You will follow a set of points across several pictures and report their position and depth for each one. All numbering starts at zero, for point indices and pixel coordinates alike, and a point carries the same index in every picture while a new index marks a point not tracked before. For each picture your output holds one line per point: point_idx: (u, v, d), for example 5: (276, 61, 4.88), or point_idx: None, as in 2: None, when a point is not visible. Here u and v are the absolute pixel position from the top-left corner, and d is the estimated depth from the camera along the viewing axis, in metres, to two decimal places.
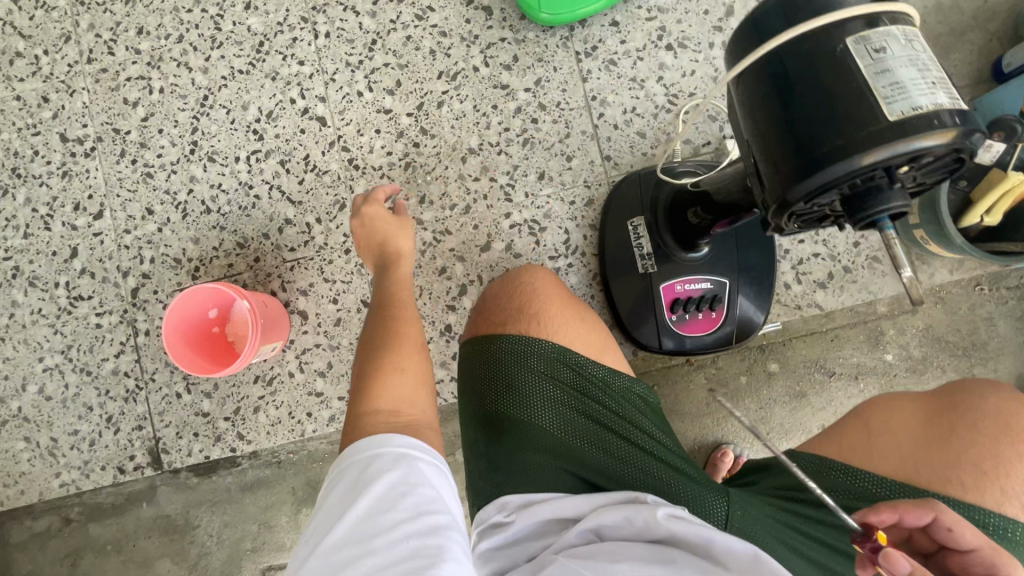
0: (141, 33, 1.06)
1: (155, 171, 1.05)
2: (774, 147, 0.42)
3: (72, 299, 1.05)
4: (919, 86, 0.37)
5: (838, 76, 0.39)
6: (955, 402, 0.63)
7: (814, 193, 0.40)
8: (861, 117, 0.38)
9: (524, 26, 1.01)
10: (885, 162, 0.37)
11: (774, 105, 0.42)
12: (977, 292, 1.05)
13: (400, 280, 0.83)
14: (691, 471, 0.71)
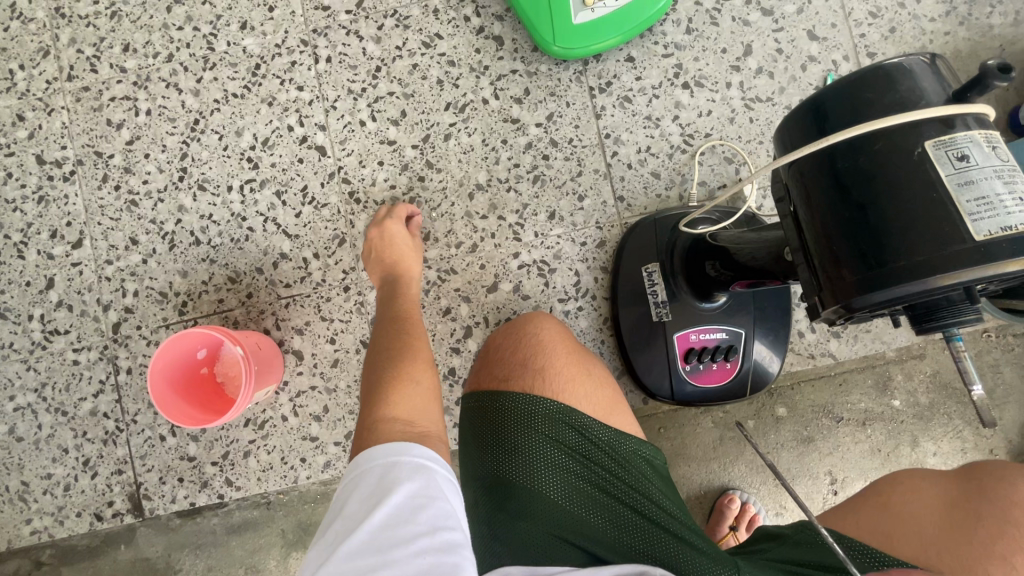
0: (127, 50, 0.99)
1: (140, 198, 0.98)
2: (837, 244, 0.39)
3: (47, 334, 0.98)
4: (1007, 203, 0.34)
5: (915, 185, 0.36)
6: (991, 486, 0.58)
7: (882, 303, 0.38)
8: (943, 231, 0.35)
9: (536, 58, 0.97)
10: (964, 285, 0.35)
11: (837, 198, 0.40)
12: (984, 338, 1.05)
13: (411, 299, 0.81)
14: (698, 541, 0.66)
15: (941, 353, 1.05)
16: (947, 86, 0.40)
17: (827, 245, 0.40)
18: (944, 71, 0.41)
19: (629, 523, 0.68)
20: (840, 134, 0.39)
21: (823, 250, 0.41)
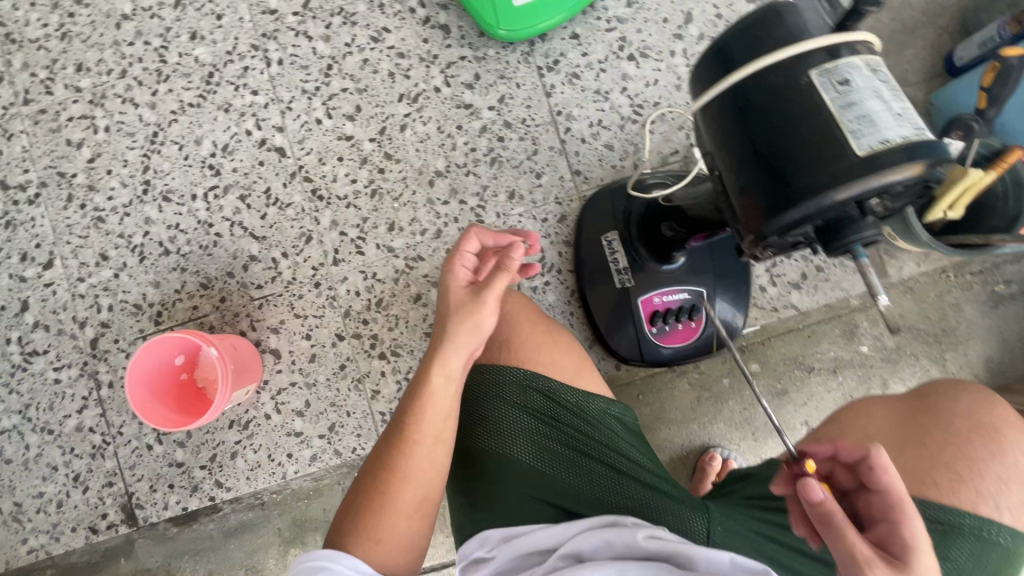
0: (80, 70, 1.01)
1: (107, 215, 1.00)
2: (746, 178, 0.42)
3: (27, 355, 0.99)
4: (887, 119, 0.37)
5: (805, 111, 0.39)
6: (934, 402, 0.61)
7: (789, 226, 0.40)
8: (831, 151, 0.37)
9: (483, 43, 0.99)
10: (863, 195, 0.37)
11: (742, 135, 0.42)
12: (943, 279, 1.08)
13: (426, 404, 0.66)
14: (667, 487, 0.69)
15: (903, 297, 1.08)
16: (832, 20, 0.42)
17: (740, 181, 0.43)
18: (833, 8, 0.43)
19: (602, 478, 0.69)
20: (738, 73, 0.42)
21: (738, 187, 0.43)
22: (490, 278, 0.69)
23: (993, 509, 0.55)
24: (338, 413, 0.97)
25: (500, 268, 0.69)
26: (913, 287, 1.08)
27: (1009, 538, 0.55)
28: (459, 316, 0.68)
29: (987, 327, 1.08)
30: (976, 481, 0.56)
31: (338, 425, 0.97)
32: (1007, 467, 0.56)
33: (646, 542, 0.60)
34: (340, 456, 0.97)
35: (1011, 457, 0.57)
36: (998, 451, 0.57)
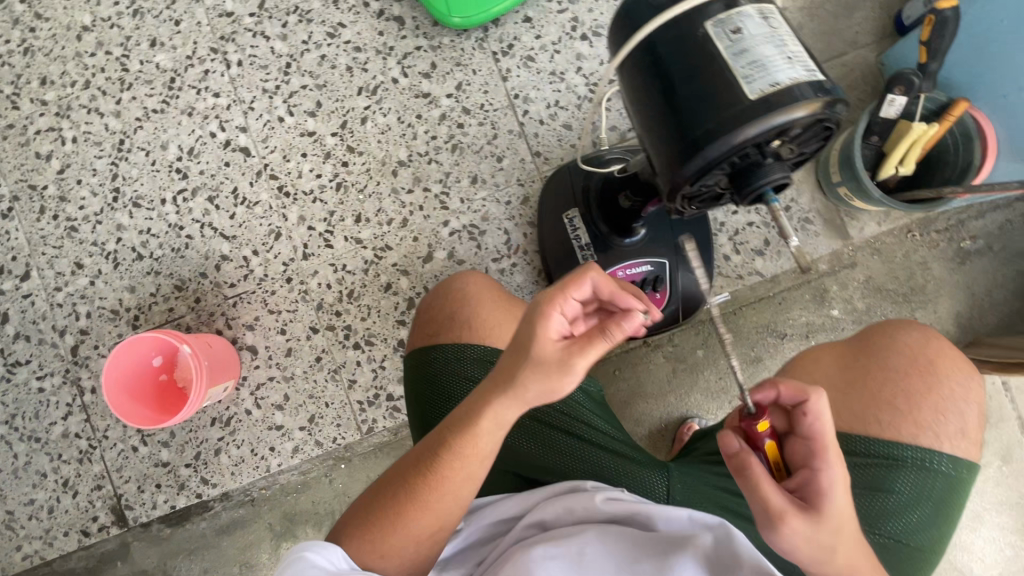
0: (45, 84, 1.02)
1: (79, 224, 1.01)
2: (657, 131, 0.43)
3: (10, 366, 1.01)
4: (778, 62, 0.38)
5: (703, 61, 0.40)
6: (875, 343, 0.63)
7: (697, 174, 0.42)
8: (726, 98, 0.39)
9: (437, 32, 1.01)
10: (760, 136, 0.39)
11: (652, 90, 0.43)
12: (909, 238, 1.09)
13: (466, 452, 0.60)
14: (630, 452, 0.71)
15: (870, 258, 1.09)
16: None
17: (652, 136, 0.44)
18: None
19: (564, 447, 0.71)
20: (642, 28, 0.43)
21: (651, 141, 0.45)
22: (587, 342, 0.55)
23: (933, 439, 0.58)
24: (317, 405, 0.99)
25: (603, 333, 0.55)
26: (880, 248, 1.09)
27: (948, 464, 0.58)
28: (533, 377, 0.57)
29: (955, 284, 1.09)
30: (916, 414, 0.59)
31: (318, 416, 0.99)
32: (944, 398, 0.59)
33: (606, 505, 0.63)
34: (321, 446, 0.99)
35: (948, 388, 0.60)
36: (934, 383, 0.60)
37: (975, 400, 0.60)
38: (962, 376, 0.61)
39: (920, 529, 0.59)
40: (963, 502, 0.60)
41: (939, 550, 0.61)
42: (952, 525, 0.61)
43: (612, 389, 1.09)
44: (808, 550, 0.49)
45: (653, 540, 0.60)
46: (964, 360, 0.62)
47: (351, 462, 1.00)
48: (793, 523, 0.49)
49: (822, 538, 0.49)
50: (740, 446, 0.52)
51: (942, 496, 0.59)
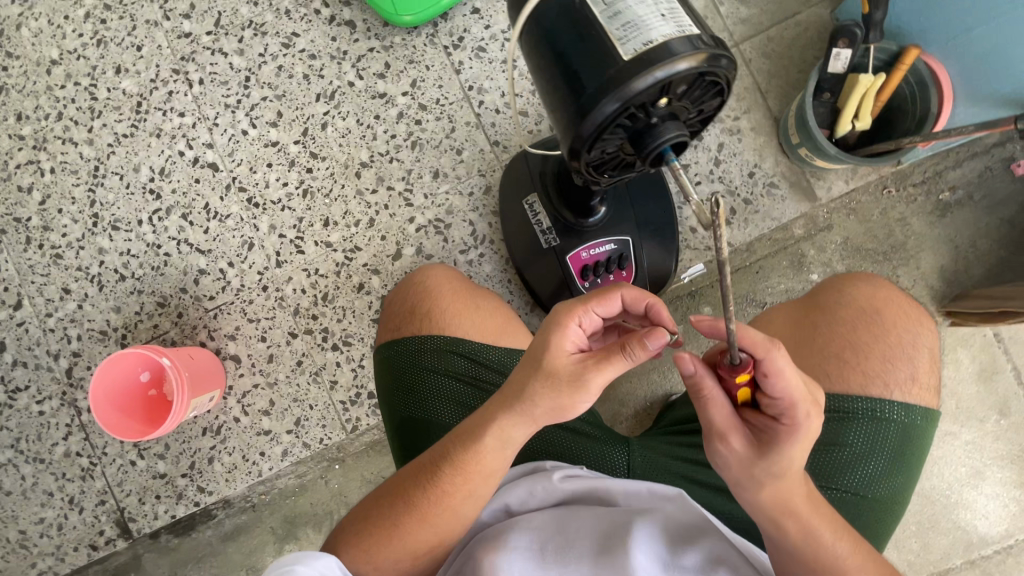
0: (20, 119, 1.06)
1: (64, 250, 1.05)
2: (554, 100, 0.44)
3: (11, 393, 1.05)
4: (655, 19, 0.39)
5: (582, 27, 0.41)
6: (827, 301, 0.67)
7: (590, 140, 0.42)
8: (604, 61, 0.40)
9: (389, 32, 1.02)
10: (642, 92, 0.39)
11: (546, 60, 0.44)
12: (885, 195, 1.07)
13: (481, 459, 0.61)
14: (591, 429, 0.73)
15: (847, 219, 1.06)
16: None
17: (551, 102, 0.45)
18: None
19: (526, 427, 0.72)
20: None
21: (551, 109, 0.45)
22: (604, 356, 0.57)
23: (883, 388, 0.62)
24: (302, 408, 1.02)
25: (622, 349, 0.56)
26: (857, 207, 1.06)
27: (901, 411, 0.61)
28: (549, 388, 0.58)
29: (936, 237, 1.06)
30: (866, 365, 0.62)
31: (304, 418, 1.02)
32: (890, 348, 0.62)
33: (565, 483, 0.66)
34: (310, 447, 1.02)
35: (896, 338, 0.63)
36: (880, 334, 0.63)
37: (925, 347, 0.64)
38: (911, 325, 0.64)
39: (875, 479, 0.62)
40: (923, 449, 0.63)
41: (901, 499, 0.63)
42: (911, 474, 0.63)
43: None
44: (740, 471, 0.55)
45: (612, 516, 0.63)
46: (914, 310, 0.65)
47: (343, 462, 1.03)
48: (728, 444, 0.55)
49: (755, 466, 0.54)
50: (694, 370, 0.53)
51: (895, 444, 0.61)
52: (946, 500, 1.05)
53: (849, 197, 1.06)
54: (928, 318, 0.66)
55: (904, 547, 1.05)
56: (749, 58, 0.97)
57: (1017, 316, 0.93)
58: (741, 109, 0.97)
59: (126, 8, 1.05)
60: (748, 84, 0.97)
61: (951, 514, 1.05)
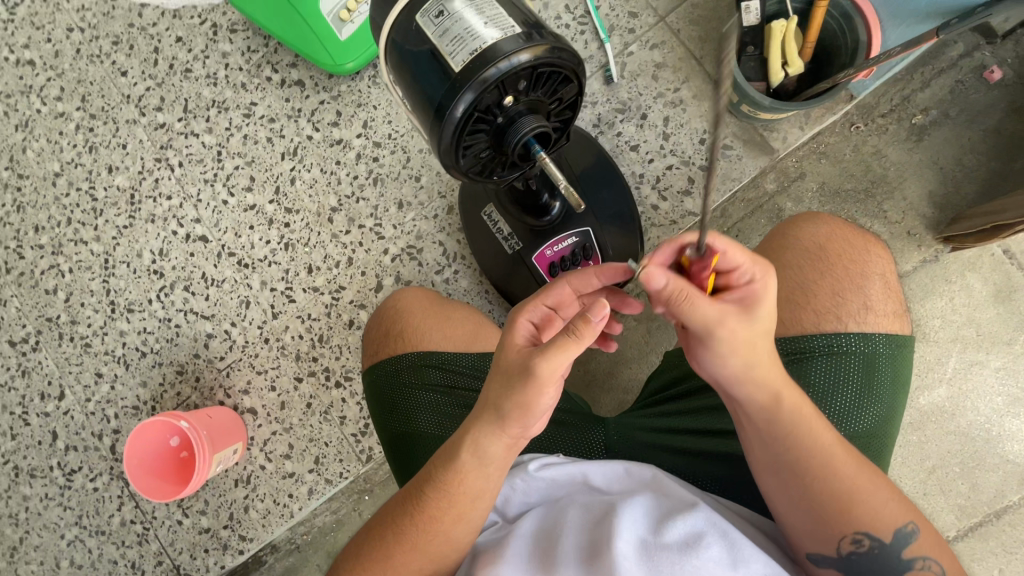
0: (38, 229, 1.16)
1: (91, 339, 1.15)
2: (421, 118, 0.53)
3: (67, 475, 1.14)
4: (472, 35, 0.47)
5: (422, 50, 0.50)
6: (773, 248, 0.71)
7: (455, 145, 0.51)
8: (443, 76, 0.48)
9: (335, 82, 1.08)
10: (478, 96, 0.47)
11: (405, 84, 0.53)
12: (854, 131, 1.03)
13: (459, 477, 0.62)
14: (567, 417, 0.75)
15: (818, 163, 1.03)
16: None
17: (420, 119, 0.54)
18: None
19: None
20: (383, 28, 0.53)
21: (420, 115, 0.53)
22: (548, 345, 0.56)
23: (836, 321, 0.64)
24: (318, 446, 1.07)
25: (567, 334, 0.55)
26: (827, 149, 1.03)
27: (859, 340, 0.64)
28: (505, 393, 0.59)
29: (918, 163, 1.02)
30: (815, 302, 0.66)
31: (322, 456, 1.07)
32: (836, 281, 0.66)
33: (543, 472, 0.68)
34: (333, 483, 1.07)
35: (842, 270, 0.66)
36: (826, 270, 0.67)
37: (874, 274, 0.67)
38: (858, 255, 0.68)
39: (846, 417, 0.63)
40: (892, 378, 0.64)
41: (882, 433, 0.64)
42: (884, 406, 0.64)
43: (592, 364, 1.08)
44: (735, 348, 0.56)
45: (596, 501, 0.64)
46: (859, 241, 0.69)
47: (373, 492, 1.07)
48: (723, 326, 0.54)
49: (748, 337, 0.55)
50: (666, 279, 0.51)
51: (860, 376, 0.63)
52: (989, 434, 0.99)
53: (815, 141, 1.03)
54: (878, 246, 0.69)
55: (953, 491, 0.99)
56: (677, 29, 0.98)
57: (1016, 228, 0.88)
58: (679, 80, 0.98)
59: (107, 113, 1.14)
60: (681, 54, 0.98)
61: (996, 448, 0.99)
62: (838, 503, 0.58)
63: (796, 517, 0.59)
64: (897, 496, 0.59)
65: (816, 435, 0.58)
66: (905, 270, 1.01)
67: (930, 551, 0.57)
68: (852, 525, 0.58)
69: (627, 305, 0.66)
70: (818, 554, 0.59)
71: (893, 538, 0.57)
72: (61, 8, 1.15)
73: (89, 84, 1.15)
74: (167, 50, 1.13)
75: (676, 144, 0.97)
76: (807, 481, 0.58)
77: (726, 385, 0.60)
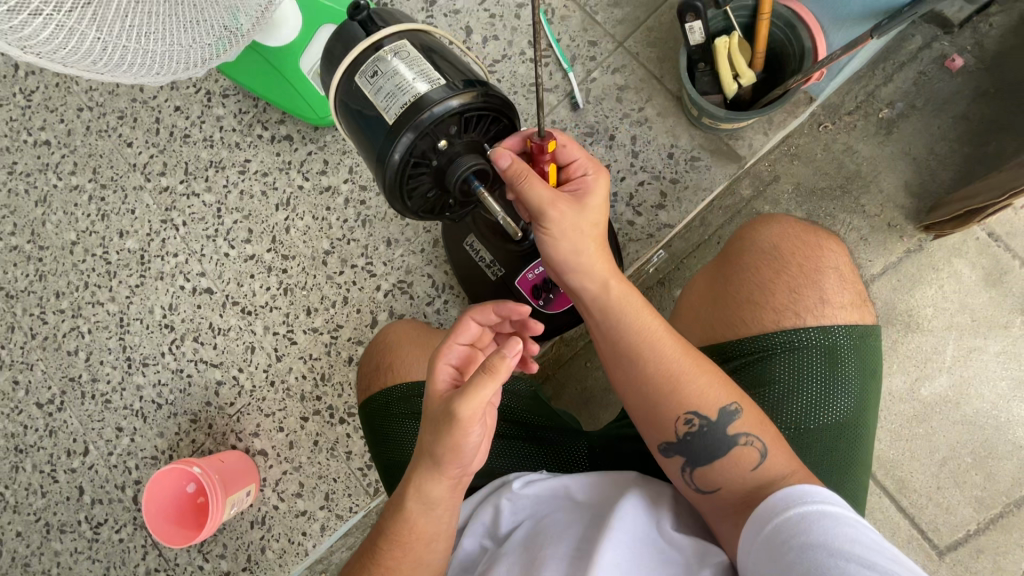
0: (58, 295, 1.23)
1: (110, 395, 1.20)
2: (370, 163, 0.64)
3: (95, 528, 1.19)
4: (400, 92, 0.59)
5: (366, 107, 0.61)
6: (734, 254, 0.78)
7: (401, 184, 0.62)
8: (381, 129, 0.60)
9: (321, 134, 1.16)
10: (409, 142, 0.59)
11: (356, 135, 0.64)
12: (823, 131, 1.04)
13: (409, 525, 0.65)
14: (553, 434, 0.80)
15: (791, 165, 1.05)
16: (365, 30, 0.64)
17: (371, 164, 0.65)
18: (378, 15, 0.65)
19: (496, 446, 0.80)
20: (331, 88, 0.65)
21: (370, 160, 0.64)
22: (463, 388, 0.59)
23: (796, 317, 0.72)
24: (327, 483, 1.11)
25: (482, 373, 0.59)
26: (797, 151, 1.05)
27: (819, 333, 0.71)
28: (435, 439, 0.62)
29: (890, 156, 1.03)
30: (775, 300, 0.73)
31: (331, 492, 1.11)
32: (792, 279, 0.73)
33: (529, 488, 0.72)
34: (344, 517, 1.10)
35: (798, 269, 0.74)
36: (783, 269, 0.74)
37: (828, 269, 0.74)
38: (812, 254, 0.75)
39: (814, 408, 0.70)
40: (856, 365, 0.71)
41: (851, 419, 0.70)
42: (850, 393, 0.70)
43: (588, 382, 1.09)
44: (569, 232, 0.67)
45: (578, 516, 0.68)
46: (813, 238, 0.77)
47: None
48: (559, 207, 0.65)
49: (579, 223, 0.67)
50: (511, 160, 0.62)
51: (825, 367, 0.70)
52: (997, 421, 0.98)
53: (785, 144, 1.05)
54: (831, 242, 0.77)
55: (967, 483, 0.97)
56: (636, 52, 1.03)
57: (990, 212, 0.88)
58: (642, 100, 1.02)
59: (116, 182, 1.23)
60: (642, 75, 1.02)
61: (1005, 435, 0.97)
62: (665, 385, 0.68)
63: (633, 396, 0.70)
64: (722, 381, 0.68)
65: (644, 325, 0.70)
66: (890, 262, 1.01)
67: (752, 429, 0.66)
68: (681, 405, 0.68)
69: (530, 326, 0.75)
70: (661, 443, 0.69)
71: (718, 416, 0.67)
72: (72, 90, 1.25)
73: (100, 156, 1.24)
74: (167, 119, 1.22)
75: (645, 160, 1.01)
76: (640, 366, 0.69)
77: (566, 281, 0.71)
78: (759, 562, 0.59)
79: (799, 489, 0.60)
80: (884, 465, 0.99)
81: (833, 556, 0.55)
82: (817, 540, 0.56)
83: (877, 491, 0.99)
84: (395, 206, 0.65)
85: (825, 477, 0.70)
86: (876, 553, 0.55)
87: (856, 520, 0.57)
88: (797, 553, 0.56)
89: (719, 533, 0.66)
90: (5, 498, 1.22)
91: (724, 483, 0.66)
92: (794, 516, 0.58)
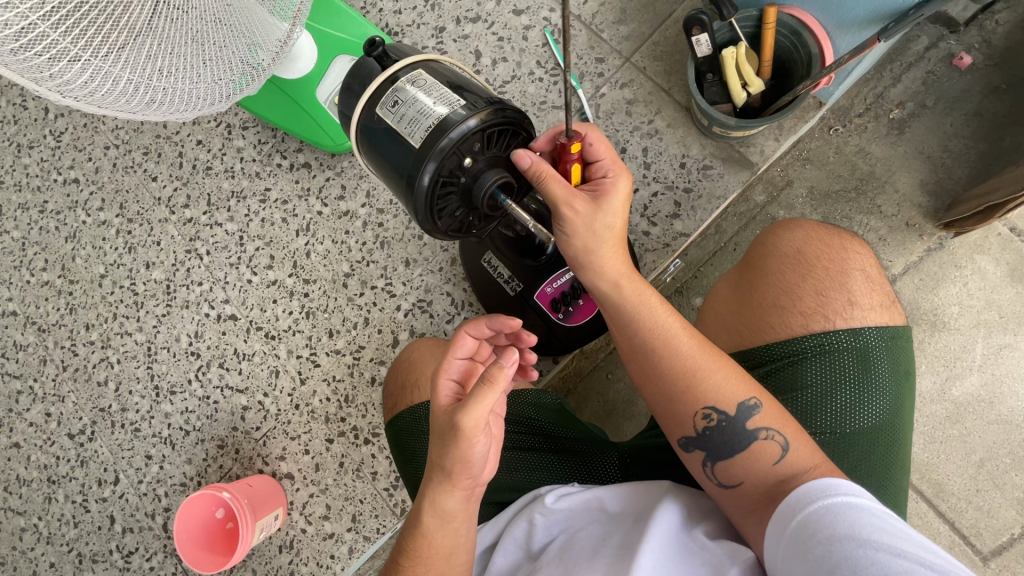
0: (88, 327, 1.26)
1: (140, 424, 1.22)
2: (395, 186, 0.66)
3: (126, 557, 1.20)
4: (422, 116, 0.61)
5: (385, 133, 0.64)
6: (757, 257, 0.78)
7: (429, 205, 0.64)
8: (405, 153, 0.62)
9: (337, 160, 1.19)
10: (436, 164, 0.60)
11: (378, 160, 0.67)
12: (834, 134, 1.05)
13: (426, 539, 0.65)
14: (580, 446, 0.80)
15: (804, 169, 1.05)
16: (378, 65, 0.66)
17: (396, 189, 0.67)
18: (391, 51, 0.67)
19: (523, 459, 0.80)
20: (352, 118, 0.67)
21: (396, 186, 0.66)
22: (467, 398, 0.60)
23: (824, 321, 0.71)
24: (354, 504, 1.11)
25: (483, 383, 0.60)
26: (809, 155, 1.05)
27: (849, 336, 0.70)
28: (443, 451, 0.62)
29: (904, 155, 1.02)
30: (802, 303, 0.73)
31: (358, 514, 1.11)
32: (818, 281, 0.73)
33: (560, 501, 0.72)
34: (371, 539, 1.10)
35: (823, 271, 0.74)
36: (809, 272, 0.74)
37: (855, 270, 0.74)
38: (837, 255, 0.75)
39: (848, 412, 0.69)
40: (889, 368, 0.70)
41: (887, 424, 0.69)
42: (885, 395, 0.70)
43: (611, 393, 1.09)
44: (585, 231, 0.69)
45: (610, 526, 0.68)
46: (835, 239, 0.77)
47: None
48: (575, 206, 0.67)
49: (596, 222, 0.68)
50: (532, 159, 0.64)
51: (857, 370, 0.70)
52: None
53: (797, 148, 1.06)
54: (854, 243, 0.77)
55: (1008, 485, 0.95)
56: (642, 66, 1.05)
57: (1012, 207, 0.87)
58: (651, 112, 1.03)
59: (142, 216, 1.27)
60: (650, 88, 1.04)
61: None
62: (681, 381, 0.68)
63: (652, 391, 0.71)
64: (740, 376, 0.68)
65: (660, 322, 0.70)
66: (912, 262, 1.01)
67: (773, 424, 0.66)
68: (698, 400, 0.68)
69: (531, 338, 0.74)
70: (681, 438, 0.69)
71: (737, 412, 0.67)
72: (99, 130, 1.30)
73: (126, 192, 1.28)
74: (190, 152, 1.26)
75: (657, 171, 1.02)
76: (659, 361, 0.70)
77: (582, 279, 0.73)
78: (787, 559, 0.58)
79: (822, 481, 0.60)
80: (921, 469, 0.97)
81: (861, 546, 0.54)
82: (844, 532, 0.55)
83: (914, 497, 0.96)
84: (426, 227, 0.67)
85: (861, 482, 0.68)
86: (904, 540, 0.55)
87: (878, 507, 0.57)
88: (826, 548, 0.55)
89: (744, 530, 0.65)
90: (39, 529, 1.24)
91: (748, 477, 0.66)
92: (819, 509, 0.58)
